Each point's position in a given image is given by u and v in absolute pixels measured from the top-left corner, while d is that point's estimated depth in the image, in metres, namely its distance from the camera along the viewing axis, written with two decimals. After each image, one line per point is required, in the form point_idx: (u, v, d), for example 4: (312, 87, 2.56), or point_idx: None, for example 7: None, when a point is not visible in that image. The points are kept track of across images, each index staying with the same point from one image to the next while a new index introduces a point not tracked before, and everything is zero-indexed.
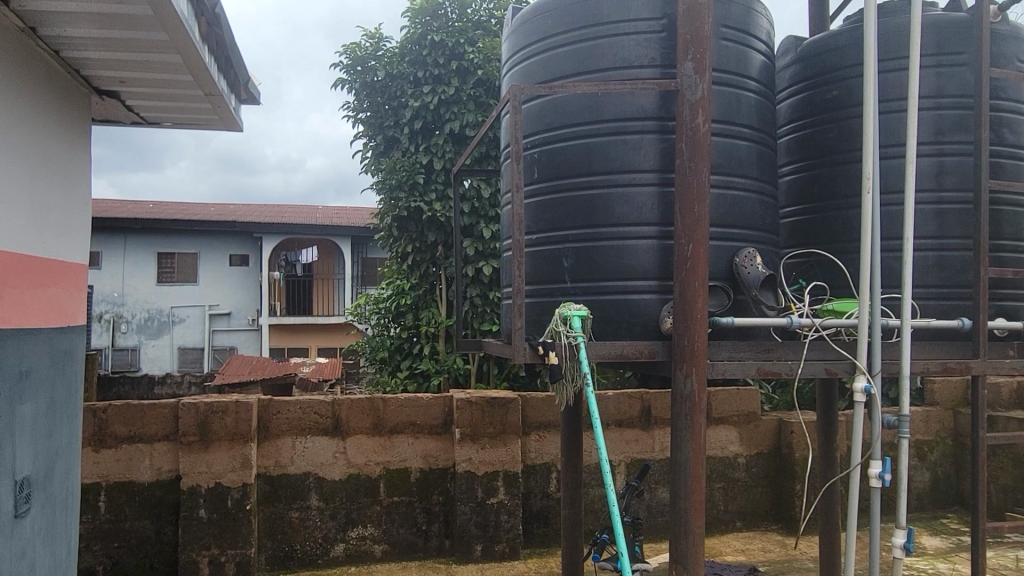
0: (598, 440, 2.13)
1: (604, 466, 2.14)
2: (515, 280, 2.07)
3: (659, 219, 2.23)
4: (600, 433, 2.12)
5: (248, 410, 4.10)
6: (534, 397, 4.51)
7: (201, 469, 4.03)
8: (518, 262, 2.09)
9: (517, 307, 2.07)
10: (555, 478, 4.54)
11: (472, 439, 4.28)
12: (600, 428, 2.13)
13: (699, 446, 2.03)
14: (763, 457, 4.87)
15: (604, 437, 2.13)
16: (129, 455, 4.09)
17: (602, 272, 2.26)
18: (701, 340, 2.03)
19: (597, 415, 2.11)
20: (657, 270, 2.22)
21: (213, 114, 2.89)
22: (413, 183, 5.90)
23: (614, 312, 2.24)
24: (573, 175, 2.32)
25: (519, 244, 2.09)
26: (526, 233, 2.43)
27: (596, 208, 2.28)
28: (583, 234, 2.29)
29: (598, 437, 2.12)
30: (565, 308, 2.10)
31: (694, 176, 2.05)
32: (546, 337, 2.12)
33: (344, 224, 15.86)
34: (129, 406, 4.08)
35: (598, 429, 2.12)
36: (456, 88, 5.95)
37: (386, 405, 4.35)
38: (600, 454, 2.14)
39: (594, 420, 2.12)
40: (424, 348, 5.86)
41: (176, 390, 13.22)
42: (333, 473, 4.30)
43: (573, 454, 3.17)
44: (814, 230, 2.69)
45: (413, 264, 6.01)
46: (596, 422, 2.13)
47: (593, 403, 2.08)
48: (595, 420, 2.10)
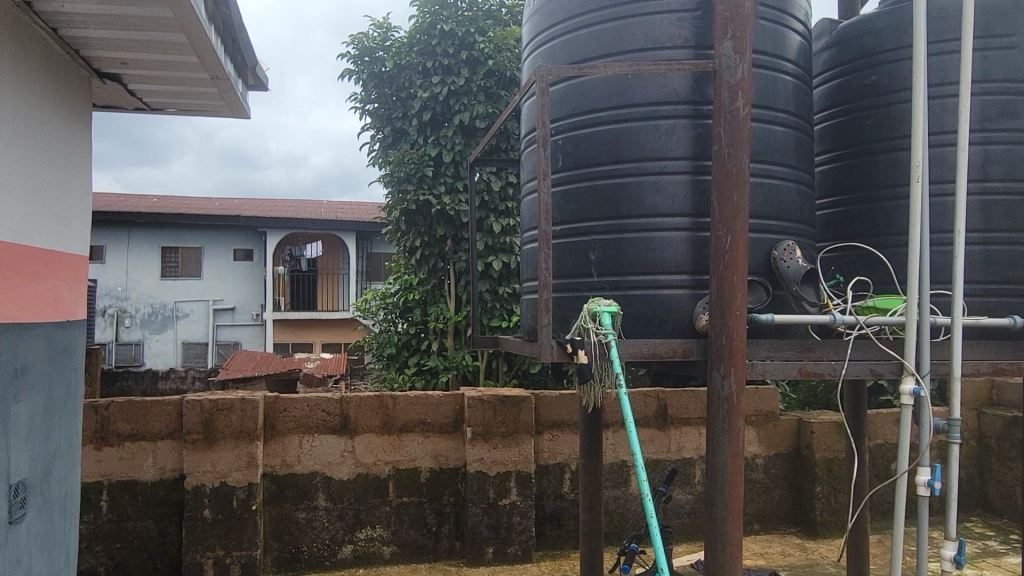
0: (632, 443, 2.02)
1: (638, 469, 2.04)
2: (542, 273, 1.94)
3: (692, 209, 2.10)
4: (634, 436, 2.01)
5: (254, 408, 3.98)
6: (547, 395, 4.38)
7: (205, 468, 3.91)
8: (545, 254, 1.96)
9: (543, 302, 1.94)
10: (568, 478, 4.42)
11: (484, 438, 4.16)
12: (634, 430, 2.02)
13: (738, 451, 1.90)
14: (782, 458, 4.75)
15: (638, 439, 2.02)
16: (131, 453, 3.97)
17: (631, 266, 2.13)
18: (741, 339, 1.90)
19: (631, 417, 1.99)
20: (690, 264, 2.09)
21: (218, 99, 2.76)
22: (421, 176, 5.77)
23: (644, 308, 2.11)
24: (600, 163, 2.19)
25: (545, 234, 1.96)
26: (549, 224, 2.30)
27: (625, 198, 2.15)
28: (611, 225, 2.16)
29: (632, 440, 2.01)
30: (594, 303, 1.97)
31: (733, 162, 1.92)
32: (573, 335, 2.00)
33: (349, 219, 15.74)
34: (132, 402, 3.96)
35: (633, 432, 2.01)
36: (466, 79, 5.81)
37: (396, 404, 4.23)
38: (635, 456, 2.04)
39: (627, 422, 2.00)
40: (432, 344, 5.77)
41: (180, 385, 13.12)
42: (341, 473, 4.18)
43: (592, 453, 3.04)
44: (850, 222, 2.55)
45: (422, 258, 5.88)
46: (630, 424, 2.02)
47: (626, 404, 1.97)
48: (628, 422, 1.99)
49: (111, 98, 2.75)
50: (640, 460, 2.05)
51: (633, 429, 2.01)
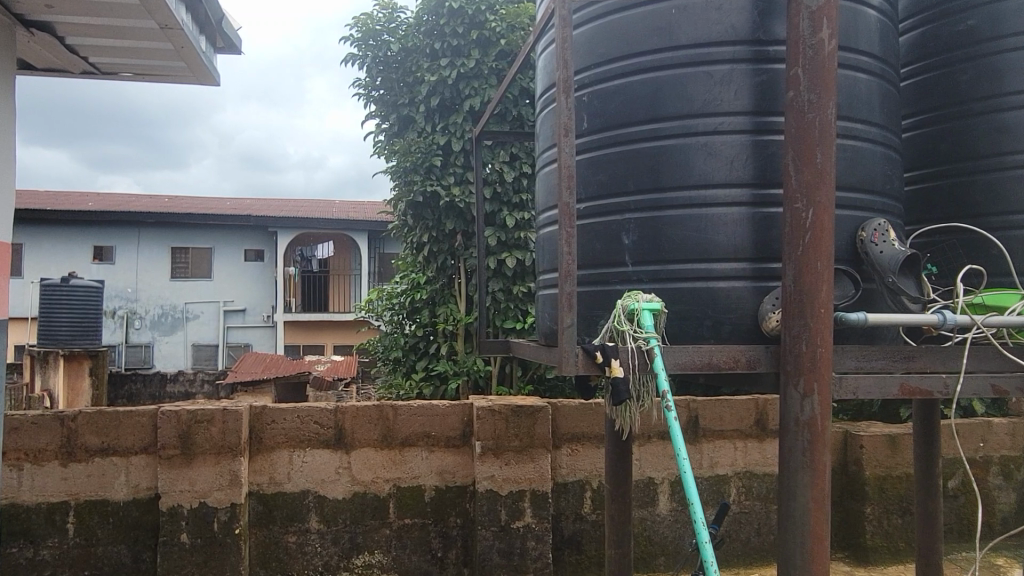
0: (688, 487, 1.61)
1: (698, 522, 1.61)
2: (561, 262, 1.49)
3: (750, 178, 1.65)
4: (689, 477, 1.59)
5: (237, 420, 3.55)
6: (566, 406, 3.92)
7: (183, 487, 3.50)
8: (565, 238, 1.50)
9: (565, 296, 1.48)
10: (589, 498, 3.95)
11: (495, 453, 3.71)
12: (689, 471, 1.60)
13: (822, 495, 1.43)
14: None
15: (695, 482, 1.61)
16: (101, 470, 3.57)
17: (676, 249, 1.68)
18: (826, 345, 1.44)
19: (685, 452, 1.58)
20: (751, 247, 1.64)
21: (172, 53, 2.37)
22: (428, 166, 5.34)
23: (694, 305, 1.65)
24: (633, 123, 1.74)
25: (566, 210, 1.50)
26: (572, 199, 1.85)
27: (667, 164, 1.69)
28: (650, 199, 1.71)
29: (686, 483, 1.60)
30: (630, 298, 1.52)
31: (816, 113, 1.45)
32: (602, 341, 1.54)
33: (360, 219, 15.34)
34: (103, 413, 3.57)
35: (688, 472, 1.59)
36: (476, 61, 5.37)
37: (397, 414, 3.79)
38: (691, 505, 1.62)
39: (681, 459, 1.59)
40: (440, 348, 5.31)
41: (189, 388, 12.63)
42: (335, 491, 3.75)
43: (620, 475, 2.59)
44: (939, 201, 2.08)
45: (429, 255, 5.44)
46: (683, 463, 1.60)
47: (677, 434, 1.55)
48: (681, 459, 1.58)
49: (55, 60, 2.44)
50: (699, 511, 1.62)
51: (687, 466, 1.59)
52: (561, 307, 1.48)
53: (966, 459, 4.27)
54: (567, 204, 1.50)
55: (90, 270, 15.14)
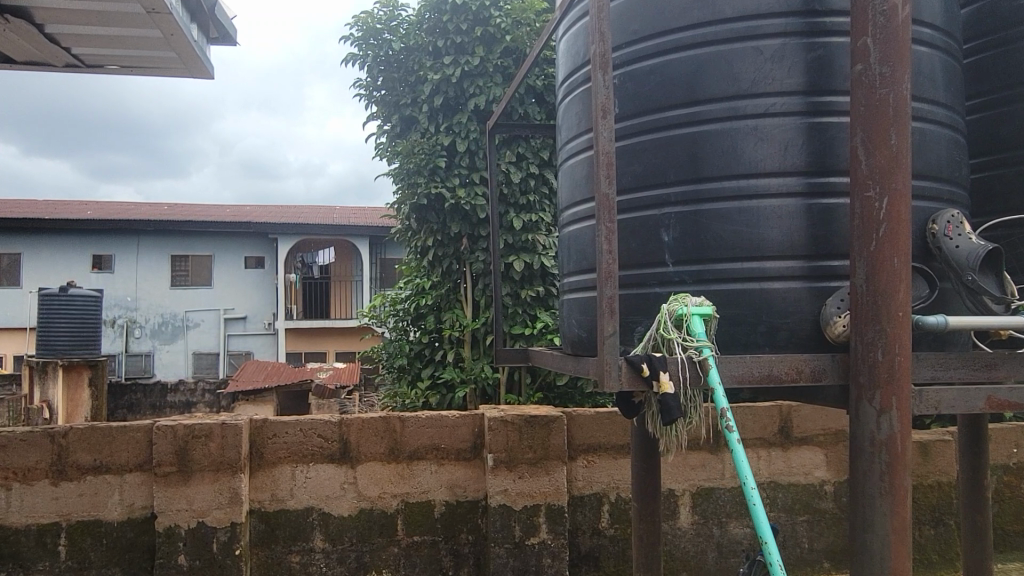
0: (760, 524, 1.47)
1: (773, 564, 1.47)
2: (600, 262, 1.31)
3: (806, 165, 1.47)
4: (760, 510, 1.46)
5: (236, 434, 3.36)
6: (581, 415, 3.74)
7: (180, 506, 3.32)
8: (604, 234, 1.33)
9: (605, 301, 1.30)
10: (607, 511, 3.76)
11: (508, 467, 3.52)
12: (759, 503, 1.47)
13: (903, 526, 1.25)
14: None
15: (768, 516, 1.47)
16: (93, 489, 3.38)
17: (722, 247, 1.49)
18: (905, 353, 1.26)
19: (752, 480, 1.45)
20: (808, 243, 1.46)
21: (152, 26, 2.32)
22: (432, 167, 5.15)
23: (746, 309, 1.47)
24: (672, 106, 1.56)
25: (605, 202, 1.32)
26: None
27: (711, 151, 1.51)
28: (692, 191, 1.53)
29: (758, 517, 1.46)
30: (676, 303, 1.34)
31: (890, 87, 1.27)
32: (646, 352, 1.35)
33: (361, 225, 15.18)
34: (94, 429, 3.38)
35: (758, 504, 1.46)
36: (481, 59, 5.20)
37: (405, 427, 3.61)
38: (766, 544, 1.48)
39: (748, 489, 1.46)
40: (447, 355, 5.12)
41: (190, 398, 12.39)
42: (341, 508, 3.56)
43: (648, 493, 2.41)
44: (1001, 191, 1.90)
45: (435, 259, 5.26)
46: (751, 494, 1.47)
47: (742, 458, 1.43)
48: (750, 489, 1.45)
49: (44, 54, 2.56)
50: (774, 551, 1.48)
51: (756, 498, 1.45)
52: (602, 315, 1.31)
53: (999, 465, 4.08)
54: (605, 194, 1.32)
55: (89, 279, 14.98)
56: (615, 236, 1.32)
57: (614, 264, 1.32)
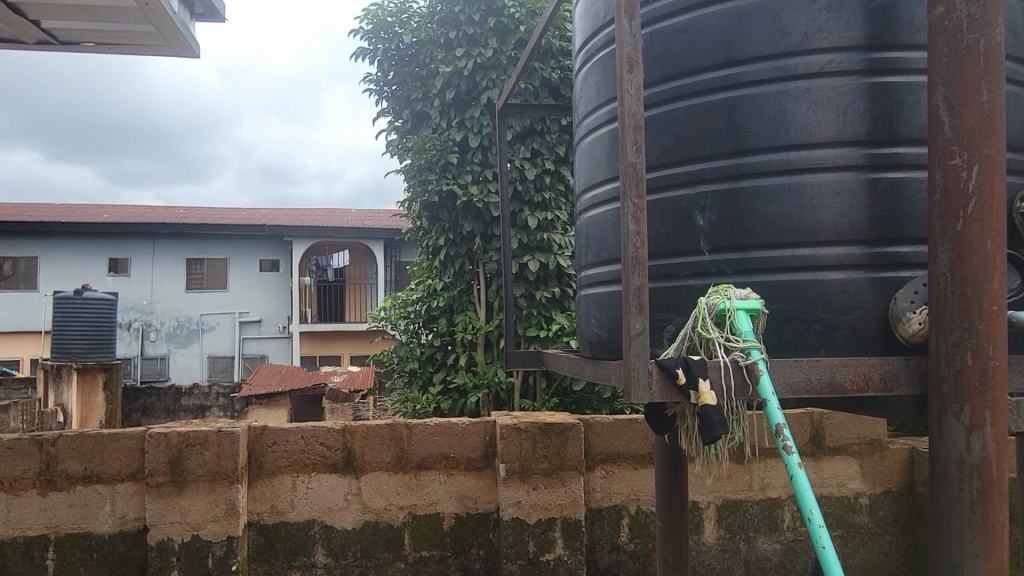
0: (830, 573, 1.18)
1: None
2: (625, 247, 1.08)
3: (868, 133, 1.24)
4: (832, 557, 1.19)
5: (232, 443, 3.17)
6: (599, 422, 3.51)
7: (173, 519, 3.13)
8: (631, 212, 1.09)
9: (633, 293, 1.07)
10: (627, 525, 3.52)
11: (522, 478, 3.30)
12: (829, 547, 1.20)
13: (999, 567, 1.02)
14: (892, 497, 3.72)
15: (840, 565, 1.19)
16: (84, 499, 3.21)
17: (769, 231, 1.27)
18: (1000, 356, 1.03)
19: (818, 517, 1.22)
20: (870, 226, 1.23)
21: None
22: (444, 164, 4.95)
23: (797, 303, 1.24)
24: (706, 68, 1.34)
25: (632, 173, 1.09)
26: None
27: (754, 117, 1.28)
28: (732, 166, 1.30)
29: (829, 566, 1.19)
30: (718, 295, 1.11)
31: (979, 33, 1.05)
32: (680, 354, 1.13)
33: (376, 227, 15.01)
34: (84, 436, 3.21)
35: (828, 550, 1.20)
36: (495, 50, 4.99)
37: (412, 434, 3.40)
38: None
39: (815, 530, 1.22)
40: (459, 359, 4.92)
41: (204, 401, 12.25)
42: (344, 521, 3.36)
43: (675, 511, 2.19)
44: None
45: (446, 259, 5.05)
46: (820, 538, 1.22)
47: (803, 486, 1.21)
48: (814, 524, 1.21)
49: (16, 31, 2.72)
50: None
51: (825, 538, 1.20)
52: (630, 312, 1.08)
53: None
54: (631, 163, 1.09)
55: (105, 282, 14.95)
56: (645, 214, 1.09)
57: (643, 250, 1.09)
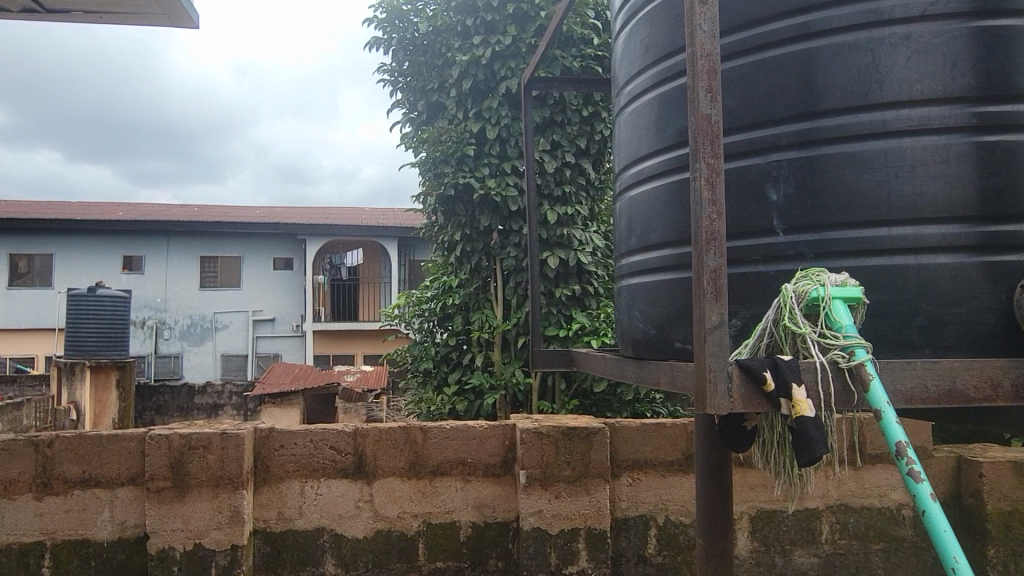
0: None
1: None
2: (698, 221, 0.91)
3: (980, 87, 1.03)
4: None
5: (237, 445, 2.99)
6: (625, 426, 3.32)
7: (174, 526, 2.96)
8: (705, 175, 0.92)
9: (709, 275, 0.90)
10: (654, 537, 3.29)
11: (543, 485, 3.09)
12: None
13: None
14: (936, 508, 3.42)
15: None
16: (82, 504, 3.04)
17: (857, 207, 1.06)
18: None
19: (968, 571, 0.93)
20: (984, 202, 1.02)
21: None
22: (460, 156, 4.74)
23: (897, 294, 1.04)
24: (778, 15, 1.13)
25: (706, 126, 0.92)
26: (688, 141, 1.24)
27: (840, 71, 1.07)
28: (808, 130, 1.09)
29: None
30: (808, 281, 0.92)
31: None
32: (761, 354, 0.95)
33: (390, 226, 14.85)
34: (83, 438, 3.04)
35: None
36: (514, 38, 4.77)
37: (427, 438, 3.20)
38: None
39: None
40: (475, 359, 4.72)
41: (217, 401, 12.09)
42: (355, 530, 3.17)
43: (717, 530, 1.98)
44: None
45: (462, 255, 4.85)
46: None
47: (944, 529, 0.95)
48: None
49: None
50: None
51: None
52: (704, 301, 0.91)
53: None
54: (704, 115, 0.92)
55: (120, 280, 14.91)
56: (722, 178, 0.92)
57: (719, 224, 0.92)
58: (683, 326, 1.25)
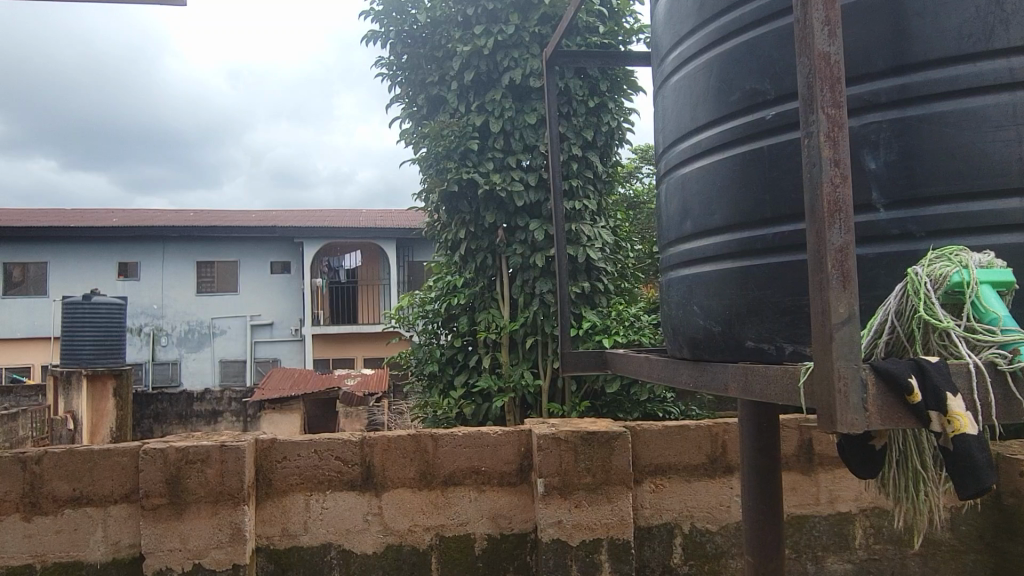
0: None
1: None
2: (826, 192, 0.85)
3: None
4: None
5: (238, 457, 2.81)
6: (648, 429, 3.09)
7: (172, 546, 2.77)
8: (825, 131, 0.85)
9: (834, 256, 0.85)
10: (680, 546, 3.08)
11: (563, 494, 2.89)
12: None
13: None
14: (976, 508, 3.20)
15: None
16: (73, 524, 2.86)
17: (970, 173, 0.95)
18: None
19: None
20: None
21: None
22: (463, 151, 4.53)
23: None
24: None
25: (824, 67, 0.85)
26: (764, 106, 1.05)
27: (952, 16, 0.95)
28: (900, 88, 0.98)
29: None
30: (952, 259, 0.91)
31: None
32: (896, 346, 0.95)
33: (388, 227, 14.67)
34: (72, 454, 2.86)
35: None
36: (517, 27, 4.58)
37: (438, 446, 3.02)
38: None
39: None
40: (482, 360, 4.55)
41: (216, 407, 11.89)
42: (363, 545, 2.99)
43: (768, 548, 1.78)
44: None
45: (467, 254, 4.66)
46: None
47: None
48: None
49: None
50: None
51: None
52: (830, 289, 0.85)
53: None
54: (823, 54, 0.86)
55: (116, 287, 14.73)
56: (844, 133, 0.85)
57: (843, 191, 0.84)
58: (757, 322, 1.08)
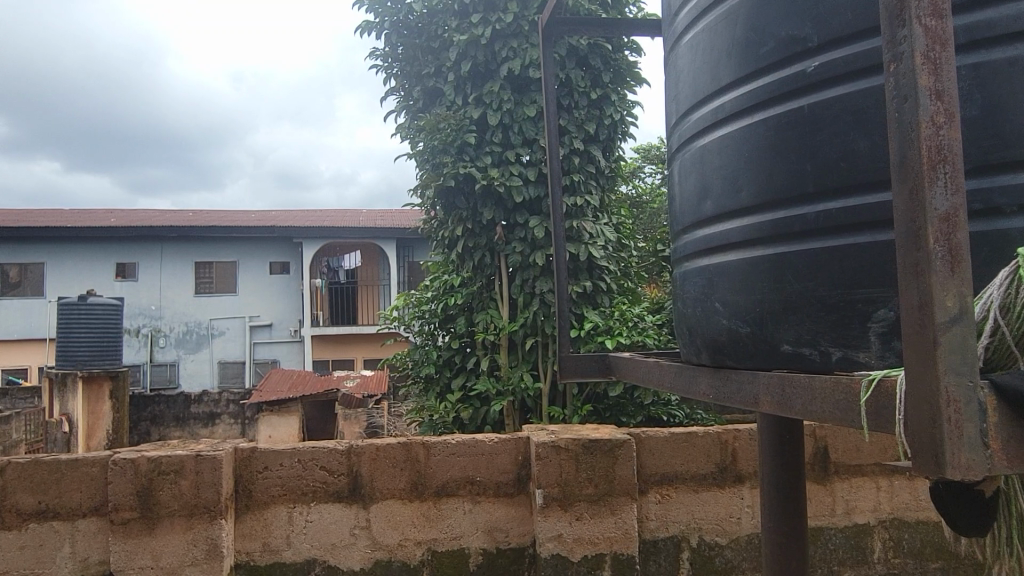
0: None
1: None
2: (925, 142, 0.68)
3: None
4: None
5: (214, 468, 2.61)
6: (654, 437, 2.88)
7: (144, 563, 2.59)
8: (923, 48, 0.68)
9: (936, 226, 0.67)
10: (688, 561, 2.88)
11: (563, 506, 2.68)
12: None
13: None
14: None
15: None
16: (39, 540, 2.67)
17: None
18: None
19: None
20: None
21: None
22: (460, 145, 4.34)
23: None
24: None
25: None
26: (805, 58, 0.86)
27: None
28: (981, 26, 0.81)
29: None
30: None
31: None
32: (1005, 354, 0.76)
33: (388, 227, 14.50)
34: (38, 465, 2.66)
35: None
36: (515, 15, 4.38)
37: (430, 455, 2.82)
38: None
39: None
40: (480, 363, 4.35)
41: (214, 409, 11.72)
42: (351, 560, 2.80)
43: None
44: None
45: (464, 252, 4.46)
46: None
47: None
48: None
49: None
50: None
51: None
52: (934, 274, 0.67)
53: None
54: None
55: (113, 287, 14.58)
56: (948, 51, 0.68)
57: (947, 134, 0.67)
58: (796, 321, 0.89)
